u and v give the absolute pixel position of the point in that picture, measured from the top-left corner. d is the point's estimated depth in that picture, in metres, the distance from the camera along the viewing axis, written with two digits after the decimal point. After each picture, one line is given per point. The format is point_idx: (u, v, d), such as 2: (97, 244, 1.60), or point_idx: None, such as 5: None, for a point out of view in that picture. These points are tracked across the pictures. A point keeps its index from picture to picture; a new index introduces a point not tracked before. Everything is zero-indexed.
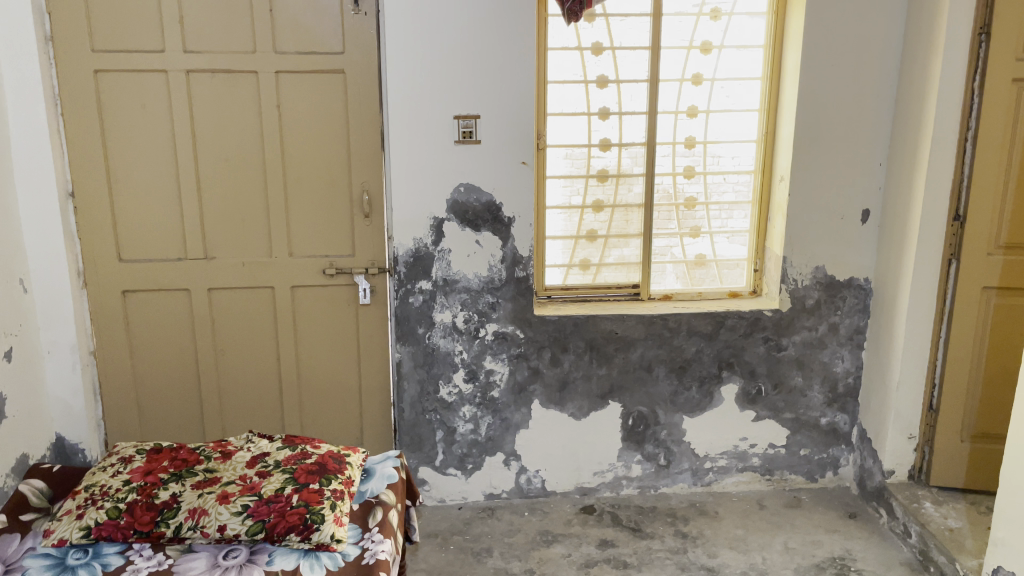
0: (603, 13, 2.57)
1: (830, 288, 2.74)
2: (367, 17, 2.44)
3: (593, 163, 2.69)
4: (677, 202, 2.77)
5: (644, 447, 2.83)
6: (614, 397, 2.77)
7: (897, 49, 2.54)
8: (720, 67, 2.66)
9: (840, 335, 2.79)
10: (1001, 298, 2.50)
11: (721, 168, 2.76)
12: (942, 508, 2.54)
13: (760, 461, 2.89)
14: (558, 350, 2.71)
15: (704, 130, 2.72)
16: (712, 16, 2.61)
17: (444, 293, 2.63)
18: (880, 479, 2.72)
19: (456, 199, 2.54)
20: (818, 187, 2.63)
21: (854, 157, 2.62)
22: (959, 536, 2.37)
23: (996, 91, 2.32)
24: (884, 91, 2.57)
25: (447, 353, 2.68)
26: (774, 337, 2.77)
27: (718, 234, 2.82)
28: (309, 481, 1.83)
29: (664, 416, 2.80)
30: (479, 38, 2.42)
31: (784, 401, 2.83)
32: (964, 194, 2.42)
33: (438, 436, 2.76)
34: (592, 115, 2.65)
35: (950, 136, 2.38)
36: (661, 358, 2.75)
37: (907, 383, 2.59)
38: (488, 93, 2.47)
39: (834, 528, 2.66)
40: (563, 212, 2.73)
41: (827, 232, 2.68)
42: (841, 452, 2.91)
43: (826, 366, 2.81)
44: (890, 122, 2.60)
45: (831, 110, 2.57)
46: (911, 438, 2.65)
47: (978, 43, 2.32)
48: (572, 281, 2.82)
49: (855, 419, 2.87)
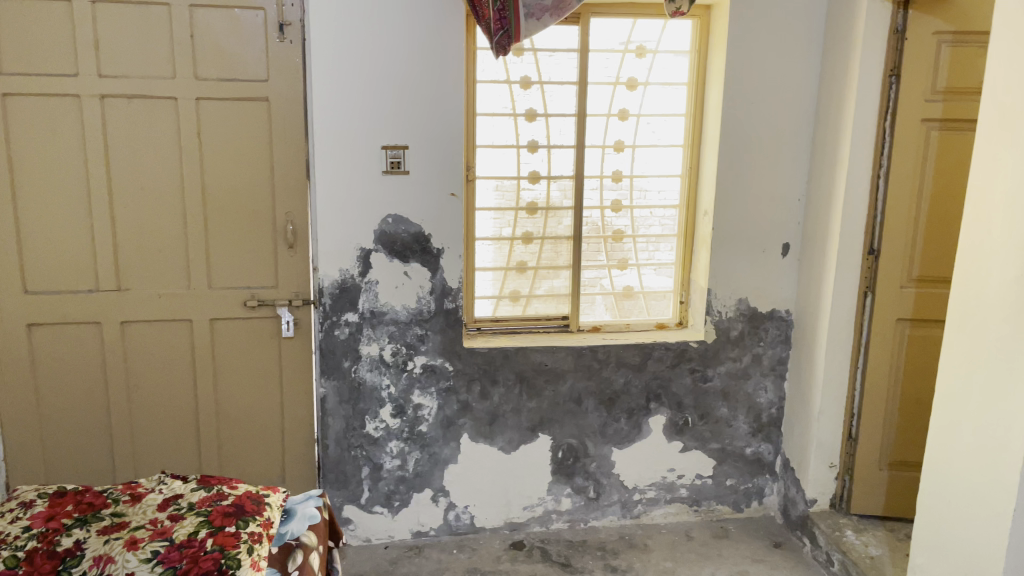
0: (532, 48, 2.59)
1: (753, 320, 2.80)
2: (293, 45, 2.41)
3: (523, 196, 2.70)
4: (605, 235, 2.79)
5: (573, 480, 2.82)
6: (544, 429, 2.75)
7: (814, 88, 2.64)
8: (645, 103, 2.71)
9: (763, 366, 2.84)
10: (913, 329, 2.59)
11: (647, 203, 2.80)
12: (863, 536, 2.59)
13: (688, 492, 2.91)
14: (488, 383, 2.68)
15: (631, 164, 2.75)
16: (637, 53, 2.66)
17: (371, 325, 2.58)
18: (803, 508, 2.76)
19: (383, 230, 2.51)
20: (740, 221, 2.70)
21: (774, 191, 2.70)
22: (880, 563, 2.42)
23: (906, 132, 2.43)
24: (801, 128, 2.66)
25: (374, 388, 2.63)
26: (700, 368, 2.80)
27: (645, 266, 2.86)
28: (224, 524, 1.74)
29: (594, 449, 2.80)
30: (407, 69, 2.41)
31: (710, 431, 2.86)
32: (878, 229, 2.51)
33: (363, 473, 2.69)
34: (521, 148, 2.66)
35: (863, 174, 2.47)
36: (590, 390, 2.75)
37: (828, 413, 2.65)
38: (417, 125, 2.45)
39: (760, 558, 2.69)
40: (493, 244, 2.72)
41: (749, 265, 2.75)
42: (765, 481, 2.95)
43: (750, 397, 2.86)
44: (808, 159, 2.69)
45: (751, 146, 2.65)
46: (832, 467, 2.71)
47: (889, 85, 2.42)
48: (501, 313, 2.80)
49: (778, 449, 2.92)
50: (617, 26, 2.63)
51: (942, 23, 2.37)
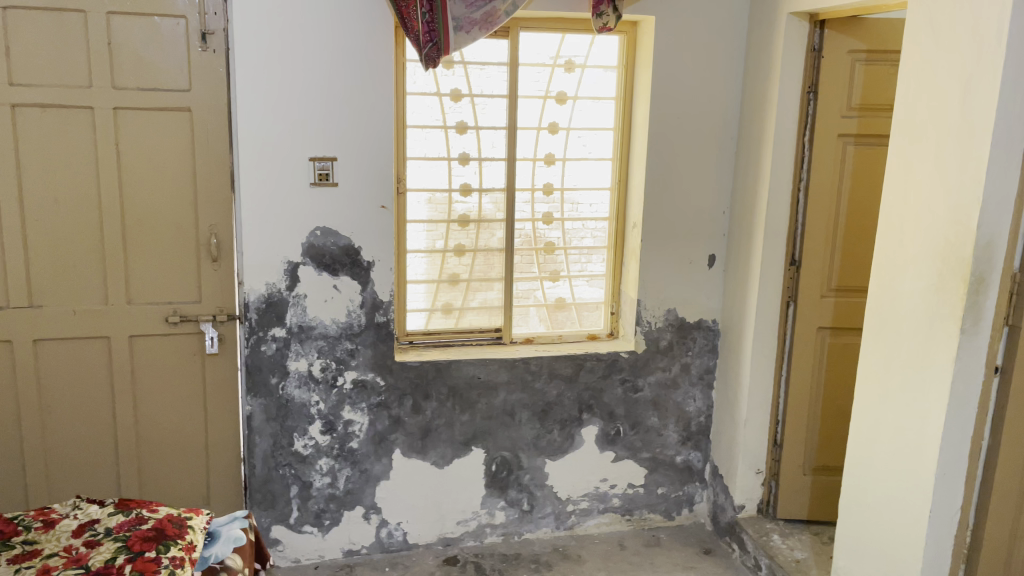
0: (462, 61, 2.59)
1: (682, 330, 2.85)
2: (216, 54, 2.35)
3: (455, 208, 2.69)
4: (537, 247, 2.81)
5: (507, 493, 2.81)
6: (477, 443, 2.73)
7: (736, 104, 2.71)
8: (575, 117, 2.74)
9: (692, 375, 2.89)
10: (834, 337, 2.68)
11: (579, 215, 2.83)
12: (789, 540, 2.66)
13: (620, 502, 2.93)
14: (420, 398, 2.65)
15: (561, 177, 2.78)
16: (566, 67, 2.69)
17: (299, 340, 2.53)
18: (732, 514, 2.81)
19: (311, 243, 2.46)
20: (667, 233, 2.75)
21: (700, 204, 2.76)
22: (805, 567, 2.49)
23: (824, 146, 2.51)
24: (725, 142, 2.73)
25: (302, 404, 2.57)
26: (631, 378, 2.83)
27: (577, 278, 2.88)
28: (144, 549, 1.66)
29: (527, 461, 2.80)
30: (336, 80, 2.38)
31: (641, 440, 2.90)
32: (799, 240, 2.59)
33: (292, 492, 2.63)
34: (452, 160, 2.66)
35: (785, 187, 2.55)
36: (524, 402, 2.75)
37: (754, 421, 2.71)
38: (346, 136, 2.42)
39: (690, 565, 2.73)
40: (425, 256, 2.70)
41: (677, 276, 2.80)
42: (695, 489, 2.99)
43: (679, 406, 2.91)
44: (732, 173, 2.76)
45: (677, 159, 2.70)
46: (758, 473, 2.77)
47: (807, 101, 2.50)
48: (434, 326, 2.78)
49: (707, 456, 2.97)
50: (545, 40, 2.65)
51: (855, 42, 2.47)
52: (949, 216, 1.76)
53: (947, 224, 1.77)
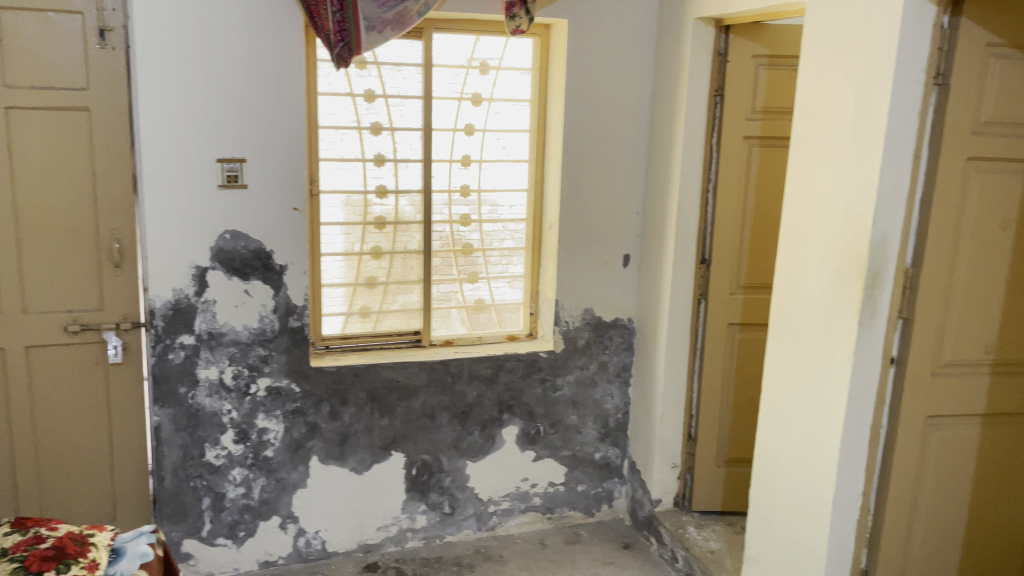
0: (375, 61, 2.56)
1: (598, 329, 2.89)
2: (115, 52, 2.25)
3: (371, 210, 2.66)
4: (455, 248, 2.80)
5: (428, 497, 2.79)
6: (396, 447, 2.71)
7: (647, 107, 2.77)
8: (490, 118, 2.75)
9: (609, 373, 2.93)
10: (743, 333, 2.76)
11: (498, 217, 2.84)
12: (704, 531, 2.73)
13: (541, 501, 2.95)
14: (337, 403, 2.61)
15: (478, 179, 2.78)
16: (481, 69, 2.69)
17: (209, 347, 2.45)
18: (649, 509, 2.87)
19: (221, 246, 2.39)
20: (584, 233, 2.78)
21: (614, 205, 2.81)
22: (719, 557, 2.56)
23: (731, 148, 2.59)
24: (638, 144, 2.79)
25: (214, 414, 2.49)
26: (550, 377, 2.86)
27: (496, 279, 2.88)
28: (42, 569, 1.59)
29: (448, 464, 2.79)
30: (244, 80, 2.32)
31: (561, 439, 2.92)
32: (709, 240, 2.67)
33: (204, 504, 2.54)
34: (366, 162, 2.62)
35: (695, 188, 2.62)
36: (443, 405, 2.74)
37: (669, 416, 2.78)
38: (256, 137, 2.36)
39: (610, 560, 2.78)
40: (341, 259, 2.66)
41: (593, 276, 2.84)
42: (614, 485, 3.04)
43: (598, 404, 2.94)
44: (645, 173, 2.82)
45: (591, 161, 2.74)
46: (674, 467, 2.84)
47: (714, 104, 2.57)
48: (351, 330, 2.74)
49: (625, 453, 3.02)
50: (458, 42, 2.64)
51: (758, 47, 2.55)
52: (847, 215, 1.84)
53: (845, 222, 1.84)
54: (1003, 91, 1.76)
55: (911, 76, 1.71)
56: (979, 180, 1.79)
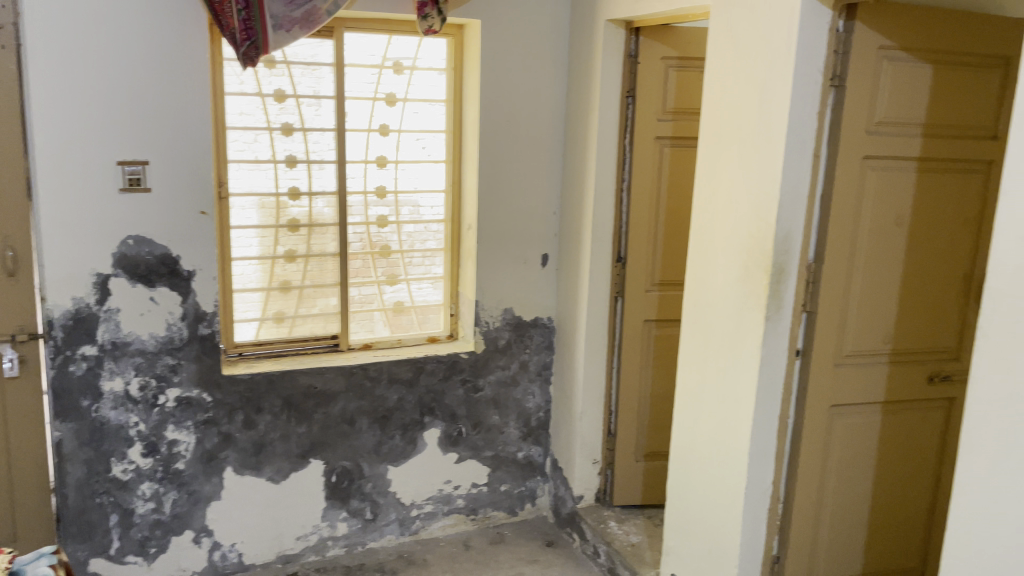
0: (284, 60, 2.50)
1: (518, 328, 2.90)
2: (5, 50, 2.11)
3: (284, 212, 2.60)
4: (373, 250, 2.75)
5: (349, 503, 2.75)
6: (315, 454, 2.65)
7: (562, 106, 2.79)
8: (405, 118, 2.72)
9: (530, 372, 2.95)
10: (659, 329, 2.81)
11: (420, 218, 2.81)
12: (624, 525, 2.77)
13: (464, 502, 2.94)
14: (252, 412, 2.54)
15: (394, 180, 2.74)
16: (394, 68, 2.66)
17: (113, 358, 2.35)
18: (572, 505, 2.90)
19: (123, 252, 2.30)
20: (502, 233, 2.79)
21: (531, 204, 2.82)
22: (639, 550, 2.61)
23: (643, 148, 2.64)
24: (553, 144, 2.81)
25: (120, 427, 2.39)
26: (471, 378, 2.85)
27: (415, 281, 2.85)
28: None
29: (368, 469, 2.75)
30: (145, 79, 2.23)
31: (483, 439, 2.92)
32: (624, 238, 2.71)
33: (111, 521, 2.44)
34: (277, 163, 2.56)
35: (609, 188, 2.65)
36: (363, 410, 2.70)
37: (589, 413, 2.81)
38: (159, 139, 2.28)
39: (533, 558, 2.79)
40: (254, 263, 2.59)
41: (512, 275, 2.84)
42: (537, 483, 3.05)
43: (519, 403, 2.95)
44: (561, 173, 2.84)
45: (508, 161, 2.74)
46: (595, 463, 2.87)
47: (626, 104, 2.61)
48: (265, 336, 2.67)
49: (548, 451, 3.04)
50: (371, 40, 2.61)
51: (667, 48, 2.60)
52: (753, 213, 1.89)
53: (751, 220, 1.90)
54: (896, 92, 1.84)
55: (810, 78, 1.77)
56: (875, 178, 1.86)
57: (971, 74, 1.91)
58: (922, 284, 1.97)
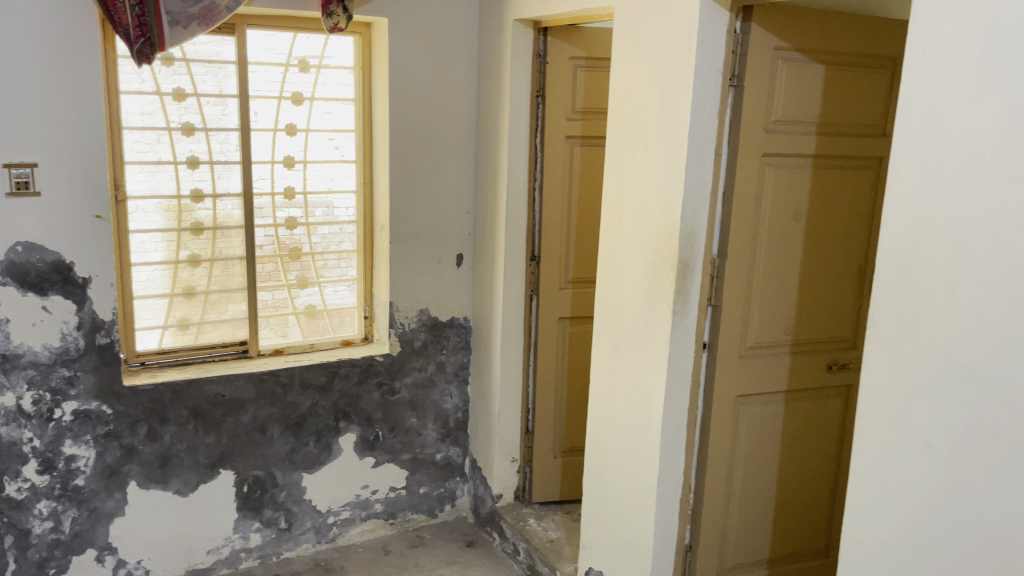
0: (183, 58, 2.42)
1: (434, 329, 2.88)
2: None
3: (187, 215, 2.51)
4: (281, 253, 2.68)
5: (262, 513, 2.67)
6: (225, 464, 2.58)
7: (473, 106, 2.79)
8: (313, 118, 2.66)
9: (447, 373, 2.93)
10: (574, 326, 2.84)
11: (335, 219, 2.77)
12: (543, 521, 2.79)
13: (382, 507, 2.91)
14: (156, 423, 2.45)
15: (303, 181, 2.68)
16: (300, 67, 2.60)
17: (3, 371, 2.22)
18: (491, 504, 2.90)
19: (12, 260, 2.17)
20: (415, 233, 2.76)
21: (444, 204, 2.80)
22: (558, 545, 2.63)
23: (554, 147, 2.65)
24: (466, 143, 2.80)
25: (12, 444, 2.27)
26: (387, 381, 2.82)
27: (327, 284, 2.80)
28: None
29: (282, 477, 2.68)
30: (32, 77, 2.12)
31: (400, 443, 2.89)
32: (537, 237, 2.72)
33: (5, 543, 2.31)
34: (178, 165, 2.47)
35: (521, 186, 2.66)
36: (274, 417, 2.63)
37: (507, 411, 2.81)
38: (49, 140, 2.16)
39: (453, 559, 2.78)
40: (155, 268, 2.49)
41: (426, 276, 2.82)
42: (456, 484, 3.04)
43: (436, 404, 2.93)
44: (474, 172, 2.84)
45: (419, 160, 2.72)
46: (513, 461, 2.88)
47: (537, 104, 2.63)
48: (168, 344, 2.57)
49: (466, 451, 3.03)
50: (274, 37, 2.54)
51: (575, 48, 2.63)
52: (659, 210, 1.93)
53: (658, 217, 1.93)
54: (791, 92, 1.91)
55: (709, 78, 1.82)
56: (773, 175, 1.93)
57: (860, 75, 2.00)
58: (819, 276, 2.05)
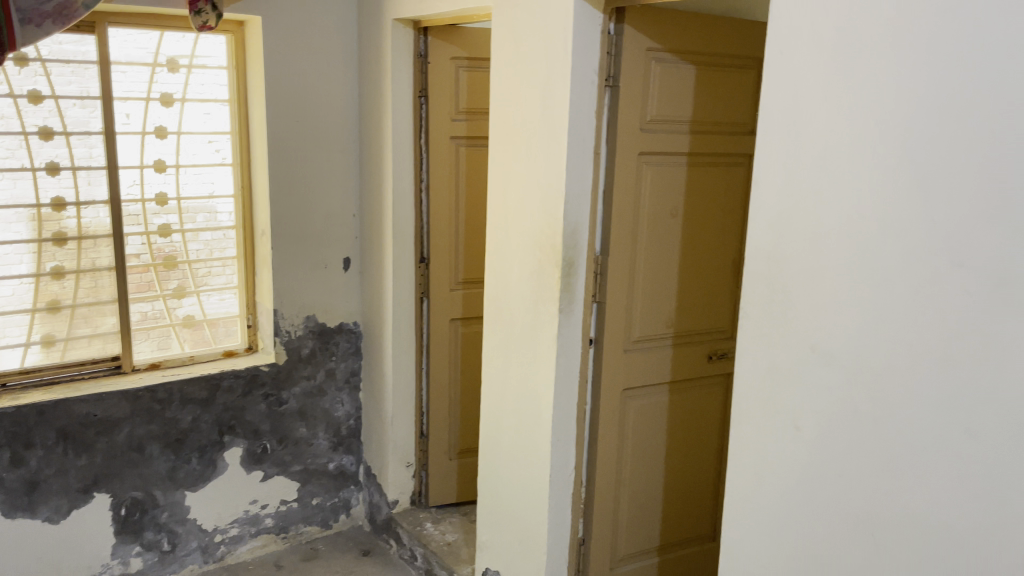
0: (38, 57, 2.26)
1: (322, 335, 2.81)
2: None
3: (48, 225, 2.35)
4: (155, 262, 2.55)
5: (142, 536, 2.54)
6: (99, 487, 2.43)
7: (354, 106, 2.74)
8: (185, 120, 2.54)
9: (337, 380, 2.87)
10: (465, 327, 2.83)
11: (217, 225, 2.66)
12: (440, 524, 2.77)
13: (273, 521, 2.82)
14: (21, 448, 2.29)
15: (176, 186, 2.56)
16: (169, 67, 2.48)
17: None
18: (387, 511, 2.86)
19: None
20: (299, 237, 2.69)
21: (328, 207, 2.74)
22: (455, 548, 2.61)
23: (439, 148, 2.64)
24: (349, 144, 2.75)
25: None
26: (273, 392, 2.73)
27: (206, 293, 2.67)
28: None
29: (163, 497, 2.56)
30: None
31: (290, 454, 2.81)
32: (426, 238, 2.70)
33: None
34: (37, 171, 2.31)
35: (407, 187, 2.63)
36: (153, 435, 2.51)
37: (400, 416, 2.78)
38: None
39: (349, 570, 2.72)
40: (14, 282, 2.32)
41: (311, 281, 2.75)
42: (351, 492, 2.98)
43: (327, 412, 2.86)
44: (358, 174, 2.79)
45: (301, 163, 2.65)
46: (408, 466, 2.84)
47: (419, 104, 2.60)
48: (31, 363, 2.39)
49: (360, 458, 2.97)
50: (140, 36, 2.42)
51: (456, 48, 2.62)
52: (541, 209, 1.95)
53: (541, 215, 1.95)
54: (664, 92, 1.96)
55: (586, 78, 1.84)
56: (650, 173, 1.98)
57: (728, 75, 2.08)
58: (697, 269, 2.12)
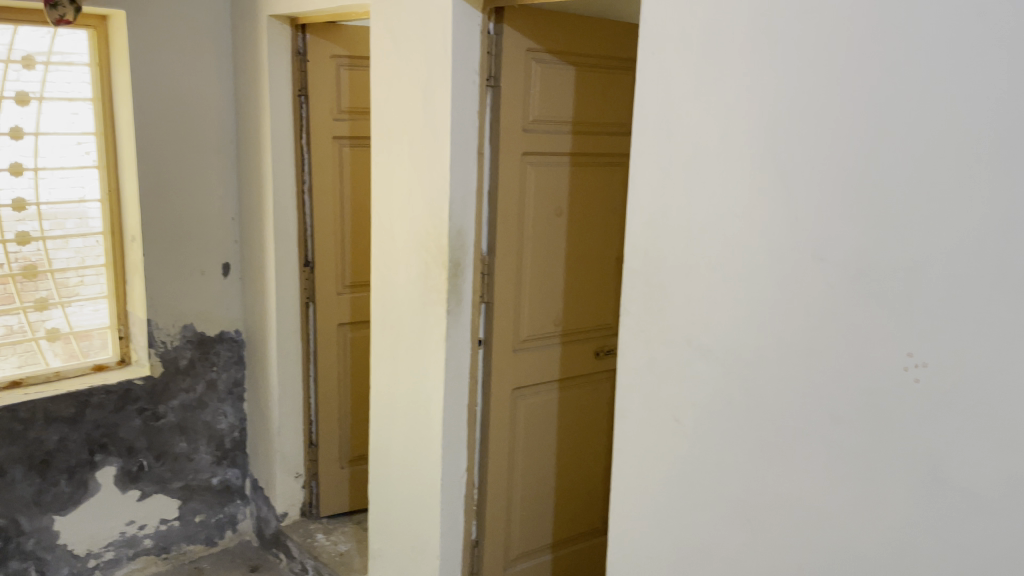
0: None
1: (202, 345, 2.69)
2: None
3: None
4: (13, 274, 2.35)
5: (6, 566, 2.36)
6: None
7: (230, 105, 2.64)
8: (43, 121, 2.36)
9: (219, 391, 2.75)
10: (354, 331, 2.77)
11: (89, 230, 2.52)
12: (332, 535, 2.70)
13: (153, 542, 2.68)
14: None
15: (35, 192, 2.37)
16: (24, 64, 2.30)
17: None
18: (276, 524, 2.76)
19: None
20: (172, 243, 2.57)
21: (204, 210, 2.63)
22: (348, 558, 2.55)
23: (321, 148, 2.57)
24: (225, 145, 2.64)
25: None
26: (149, 406, 2.59)
27: (71, 304, 2.50)
28: None
29: (29, 524, 2.39)
30: None
31: (170, 470, 2.67)
32: (310, 241, 2.62)
33: None
34: None
35: (288, 189, 2.55)
36: (15, 457, 2.33)
37: (287, 425, 2.69)
38: None
39: None
40: None
41: (188, 288, 2.63)
42: (237, 507, 2.86)
43: (209, 425, 2.74)
44: (236, 176, 2.68)
45: (173, 165, 2.53)
46: (297, 476, 2.76)
47: (300, 104, 2.53)
48: None
49: (245, 472, 2.86)
50: None
51: (336, 47, 2.56)
52: (426, 209, 1.92)
53: (425, 216, 1.93)
54: (546, 93, 1.97)
55: (467, 78, 1.83)
56: (534, 173, 1.99)
57: (607, 77, 2.11)
58: (582, 268, 2.15)
